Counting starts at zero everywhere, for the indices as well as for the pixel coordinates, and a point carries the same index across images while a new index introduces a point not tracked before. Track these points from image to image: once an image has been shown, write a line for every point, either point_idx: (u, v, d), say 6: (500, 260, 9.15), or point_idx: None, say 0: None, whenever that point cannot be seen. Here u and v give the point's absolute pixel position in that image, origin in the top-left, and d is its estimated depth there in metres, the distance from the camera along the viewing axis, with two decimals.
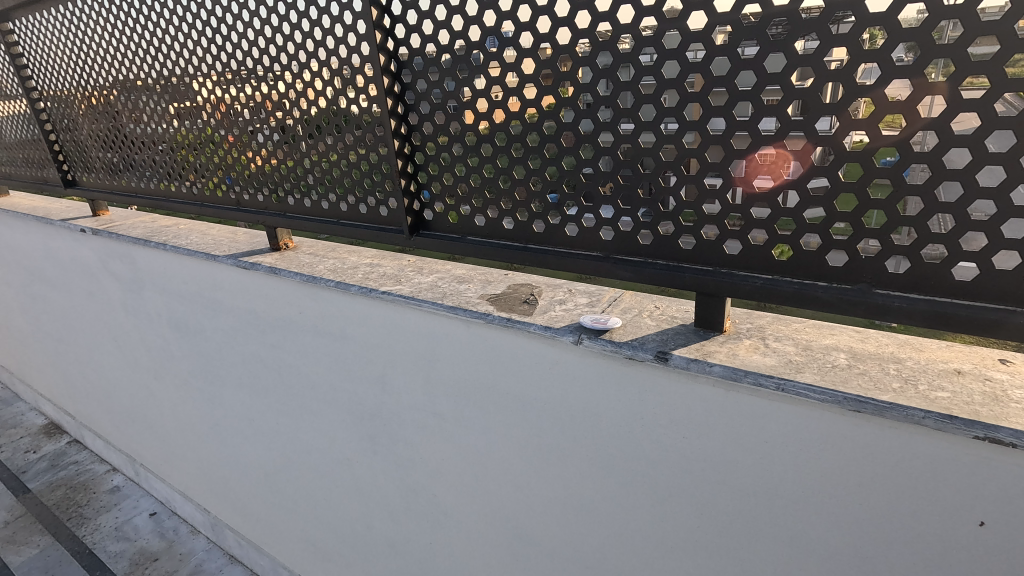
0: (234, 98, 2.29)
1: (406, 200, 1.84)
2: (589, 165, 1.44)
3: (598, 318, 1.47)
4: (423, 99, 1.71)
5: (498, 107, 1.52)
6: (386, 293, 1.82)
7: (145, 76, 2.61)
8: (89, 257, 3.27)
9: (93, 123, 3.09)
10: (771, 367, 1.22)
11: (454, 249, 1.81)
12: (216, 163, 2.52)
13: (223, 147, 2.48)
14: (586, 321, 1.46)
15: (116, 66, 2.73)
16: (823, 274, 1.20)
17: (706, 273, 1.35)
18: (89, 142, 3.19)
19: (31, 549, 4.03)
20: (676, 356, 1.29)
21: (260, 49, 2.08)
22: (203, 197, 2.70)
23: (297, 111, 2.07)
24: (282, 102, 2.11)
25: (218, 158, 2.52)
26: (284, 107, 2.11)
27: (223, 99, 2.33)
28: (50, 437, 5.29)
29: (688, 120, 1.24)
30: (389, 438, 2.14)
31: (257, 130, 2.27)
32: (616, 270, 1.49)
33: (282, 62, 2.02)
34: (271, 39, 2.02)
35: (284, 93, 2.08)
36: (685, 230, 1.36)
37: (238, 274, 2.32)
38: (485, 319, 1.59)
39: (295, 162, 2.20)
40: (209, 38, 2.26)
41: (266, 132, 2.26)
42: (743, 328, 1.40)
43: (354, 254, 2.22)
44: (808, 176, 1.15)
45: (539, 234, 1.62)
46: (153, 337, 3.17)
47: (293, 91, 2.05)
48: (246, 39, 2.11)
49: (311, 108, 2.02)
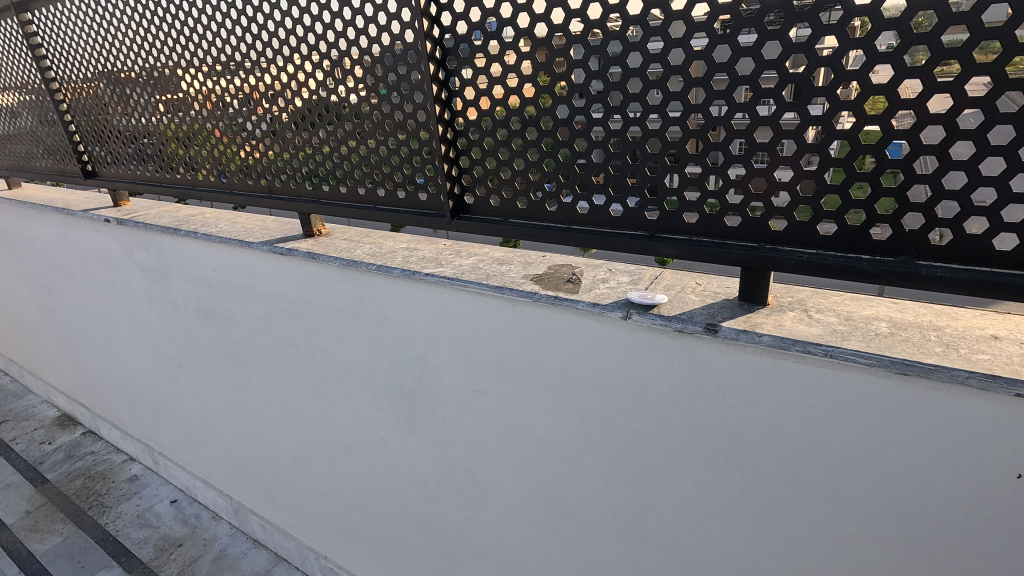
0: (225, 91, 2.43)
1: (448, 184, 1.89)
2: (636, 149, 1.49)
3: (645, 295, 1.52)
4: (468, 85, 1.75)
5: (545, 92, 1.56)
6: (429, 275, 1.87)
7: (159, 69, 2.64)
8: (112, 246, 3.29)
9: (82, 114, 3.28)
10: (819, 336, 1.28)
11: (496, 232, 1.87)
12: (206, 155, 2.68)
13: (212, 139, 2.63)
14: (633, 298, 1.51)
15: (125, 61, 2.80)
16: (867, 248, 1.27)
17: (751, 249, 1.41)
18: (88, 134, 3.32)
19: (54, 538, 4.07)
20: (725, 328, 1.36)
21: (280, 40, 2.12)
22: (192, 182, 2.86)
23: (287, 104, 2.23)
24: (298, 92, 2.17)
25: (208, 151, 2.68)
26: (270, 98, 2.27)
27: (210, 90, 2.49)
28: (65, 429, 5.33)
29: (738, 102, 1.30)
30: (428, 417, 2.20)
31: (246, 121, 2.42)
32: (660, 248, 1.54)
33: (303, 52, 2.07)
34: (292, 30, 2.06)
35: (277, 85, 2.23)
36: (731, 209, 1.42)
37: (273, 260, 2.37)
38: (531, 297, 1.65)
39: (317, 149, 2.24)
40: (225, 35, 2.30)
41: (254, 123, 2.40)
42: (785, 302, 1.46)
43: (389, 239, 2.27)
44: (856, 154, 1.20)
45: (583, 215, 1.68)
46: (179, 324, 3.22)
47: (313, 79, 2.09)
48: (266, 29, 2.15)
49: (338, 104, 2.06)
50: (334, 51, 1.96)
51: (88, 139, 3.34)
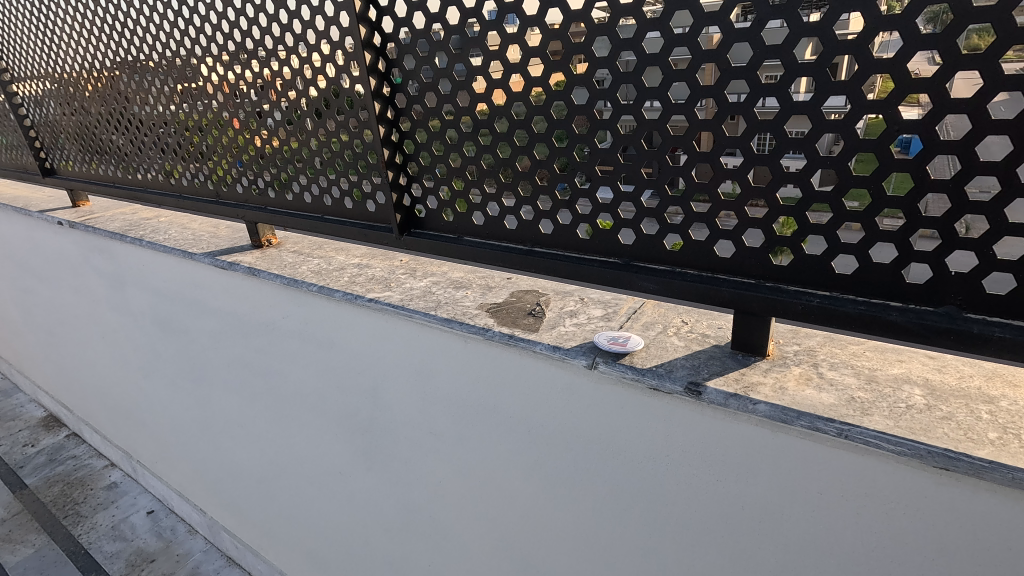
0: (166, 85, 2.18)
1: (394, 194, 1.59)
2: (606, 158, 1.20)
3: (617, 337, 1.25)
4: (411, 78, 1.45)
5: (499, 87, 1.27)
6: (373, 300, 1.60)
7: (105, 67, 2.44)
8: (70, 250, 3.08)
9: (35, 108, 3.06)
10: (829, 406, 0.99)
11: (450, 251, 1.57)
12: (214, 150, 2.16)
13: (222, 132, 2.10)
14: (602, 343, 1.23)
15: (74, 55, 2.58)
16: (898, 293, 0.96)
17: (748, 287, 1.10)
18: (46, 129, 3.08)
19: (26, 549, 3.93)
20: (711, 389, 1.07)
21: (215, 27, 1.87)
22: (144, 183, 2.63)
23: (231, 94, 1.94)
24: (235, 88, 1.92)
25: (216, 145, 2.15)
26: (209, 92, 2.02)
27: (168, 83, 2.16)
28: (49, 431, 5.18)
29: (730, 101, 1.00)
30: (383, 455, 1.94)
31: (258, 111, 1.89)
32: (637, 279, 1.25)
33: (238, 41, 1.82)
34: (226, 15, 1.81)
35: (215, 77, 1.98)
36: (723, 236, 1.11)
37: (217, 274, 2.12)
38: (484, 335, 1.38)
39: (259, 152, 1.99)
40: (160, 27, 2.06)
41: (268, 113, 1.87)
42: (789, 351, 1.16)
43: (342, 252, 2.00)
44: (886, 171, 0.90)
45: (547, 236, 1.38)
46: (139, 334, 3.00)
47: (250, 72, 1.84)
48: (201, 15, 1.89)
49: (277, 103, 1.80)
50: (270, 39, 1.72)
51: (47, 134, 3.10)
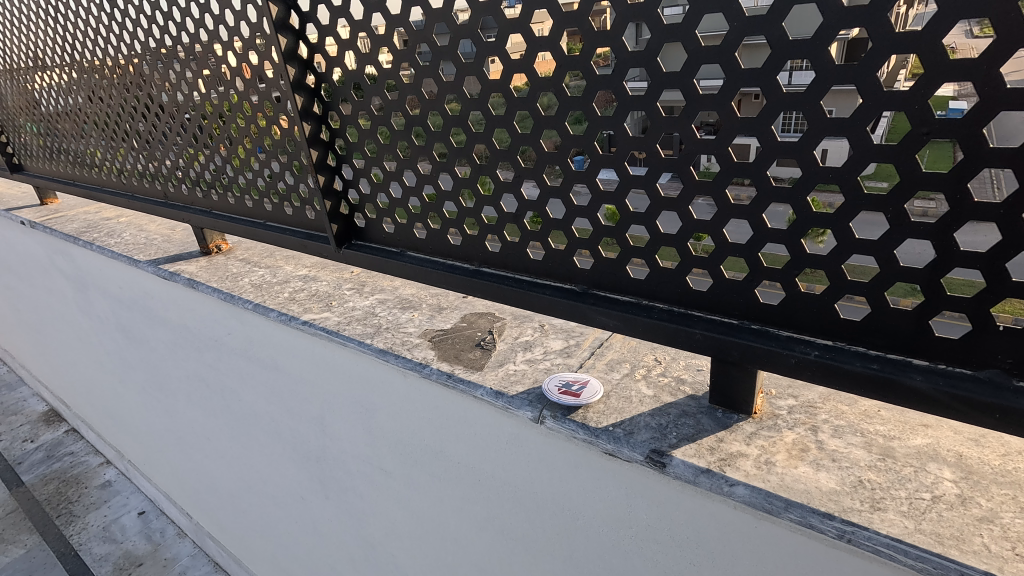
0: (103, 76, 1.99)
1: (328, 201, 1.37)
2: (555, 163, 0.97)
3: (570, 381, 1.04)
4: (336, 65, 1.21)
5: (430, 76, 1.04)
6: (307, 323, 1.40)
7: (46, 61, 2.27)
8: (37, 251, 2.94)
9: None
10: (828, 494, 0.76)
11: (390, 268, 1.34)
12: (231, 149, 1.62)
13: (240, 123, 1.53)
14: (551, 391, 1.02)
15: (21, 47, 2.41)
16: (922, 351, 0.72)
17: (726, 331, 0.86)
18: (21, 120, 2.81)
19: (17, 550, 3.90)
20: (677, 461, 0.84)
21: (136, 9, 1.65)
22: (100, 181, 2.46)
23: (160, 86, 1.73)
24: (161, 79, 1.71)
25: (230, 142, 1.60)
26: (140, 83, 1.81)
27: (105, 74, 1.96)
28: (49, 426, 5.11)
29: (701, 93, 0.76)
30: (339, 486, 1.76)
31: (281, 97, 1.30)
32: (594, 314, 1.01)
33: (160, 24, 1.60)
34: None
35: (142, 65, 1.76)
36: (696, 265, 0.88)
37: (162, 284, 1.94)
38: (420, 372, 1.16)
39: (194, 150, 1.79)
40: (90, 16, 1.87)
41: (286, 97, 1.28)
42: (782, 406, 0.93)
43: (292, 261, 1.80)
44: (909, 188, 0.65)
45: (494, 254, 1.15)
46: (107, 339, 2.85)
47: (173, 60, 1.62)
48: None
49: (203, 101, 1.60)
50: (188, 20, 1.49)
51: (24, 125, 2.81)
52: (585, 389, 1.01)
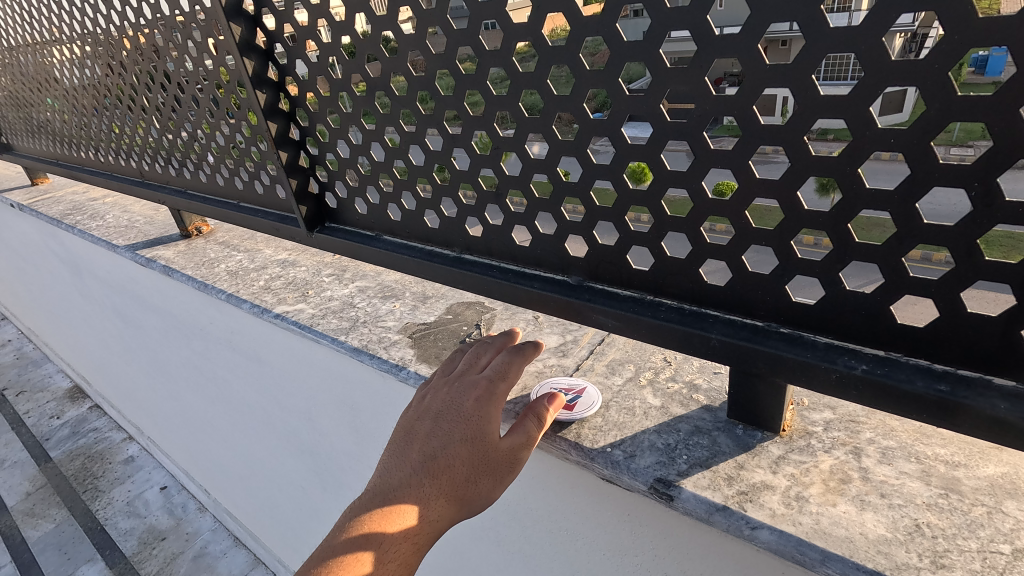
0: (71, 46, 1.85)
1: (294, 181, 1.21)
2: (538, 131, 0.79)
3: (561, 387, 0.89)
4: (286, 21, 1.02)
5: (387, 27, 0.86)
6: (280, 317, 1.26)
7: (18, 32, 2.14)
8: (32, 233, 2.87)
9: None
10: (876, 545, 0.61)
11: (364, 254, 1.19)
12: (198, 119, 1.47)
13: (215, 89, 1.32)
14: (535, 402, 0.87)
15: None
16: (1011, 370, 0.54)
17: (750, 337, 0.70)
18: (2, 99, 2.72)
19: (48, 524, 4.02)
20: (688, 494, 0.69)
21: None
22: (81, 160, 2.35)
23: (125, 54, 1.59)
24: (126, 48, 1.58)
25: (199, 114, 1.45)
26: (106, 52, 1.67)
27: (72, 42, 1.82)
28: (74, 402, 5.17)
29: (716, 35, 0.58)
30: (334, 480, 1.67)
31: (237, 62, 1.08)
32: (590, 312, 0.85)
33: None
34: None
35: (104, 32, 1.62)
36: (713, 254, 0.71)
37: (142, 270, 1.83)
38: (397, 376, 1.02)
39: (163, 125, 1.65)
40: None
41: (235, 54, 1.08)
42: (817, 422, 0.77)
43: (273, 244, 1.67)
44: (1009, 155, 0.47)
45: (476, 240, 0.99)
46: (107, 321, 2.80)
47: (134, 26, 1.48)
48: None
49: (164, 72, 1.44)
50: None
51: (6, 104, 2.72)
52: (579, 396, 0.87)
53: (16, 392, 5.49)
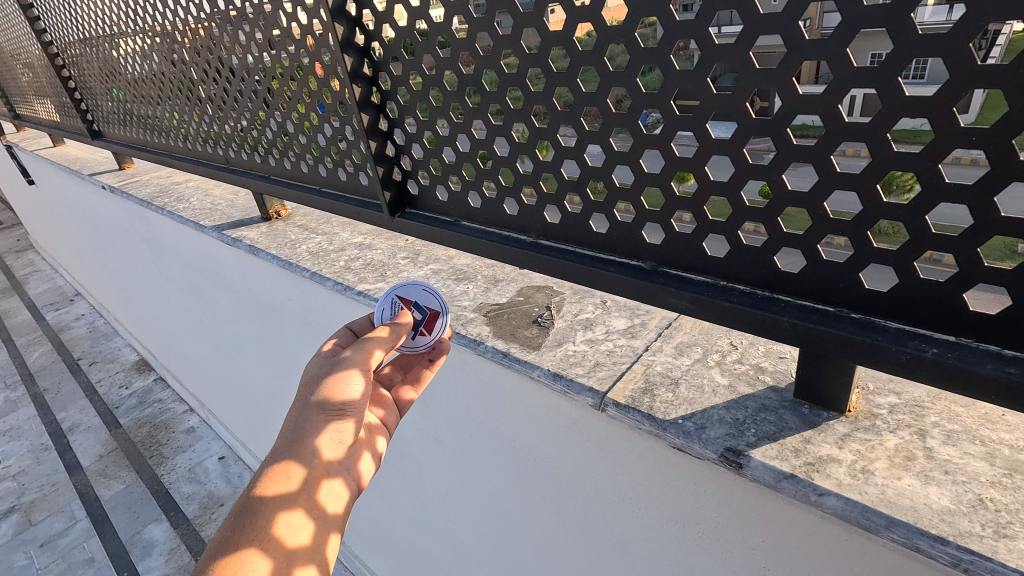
0: (168, 42, 2.02)
1: (381, 168, 1.32)
2: (624, 125, 0.86)
3: (396, 309, 1.05)
4: (385, 21, 1.11)
5: (483, 28, 0.94)
6: (362, 294, 1.37)
7: (117, 28, 2.32)
8: (118, 213, 3.11)
9: (77, 69, 3.04)
10: (940, 514, 0.65)
11: (443, 238, 1.28)
12: (287, 114, 1.59)
13: (306, 86, 1.43)
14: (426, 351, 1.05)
15: (92, 20, 2.54)
16: None
17: (822, 320, 0.75)
18: (98, 88, 2.95)
19: (118, 485, 4.33)
20: (757, 462, 0.75)
21: None
22: (168, 147, 2.54)
23: (219, 52, 1.73)
24: (220, 46, 1.71)
25: (288, 111, 1.57)
26: (200, 48, 1.82)
27: (169, 38, 1.98)
28: (141, 374, 5.53)
29: (807, 39, 0.63)
30: (396, 451, 1.78)
31: (337, 58, 1.18)
32: (664, 294, 0.91)
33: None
34: None
35: (201, 30, 1.76)
36: (788, 243, 0.76)
37: (226, 249, 1.98)
38: (476, 349, 1.10)
39: (253, 115, 1.78)
40: None
41: (337, 52, 1.18)
42: (882, 404, 0.81)
43: (348, 228, 1.79)
44: None
45: (554, 226, 1.06)
46: (182, 297, 3.01)
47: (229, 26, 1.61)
48: None
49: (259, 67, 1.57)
50: None
51: (101, 94, 2.95)
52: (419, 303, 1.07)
53: (89, 361, 5.89)
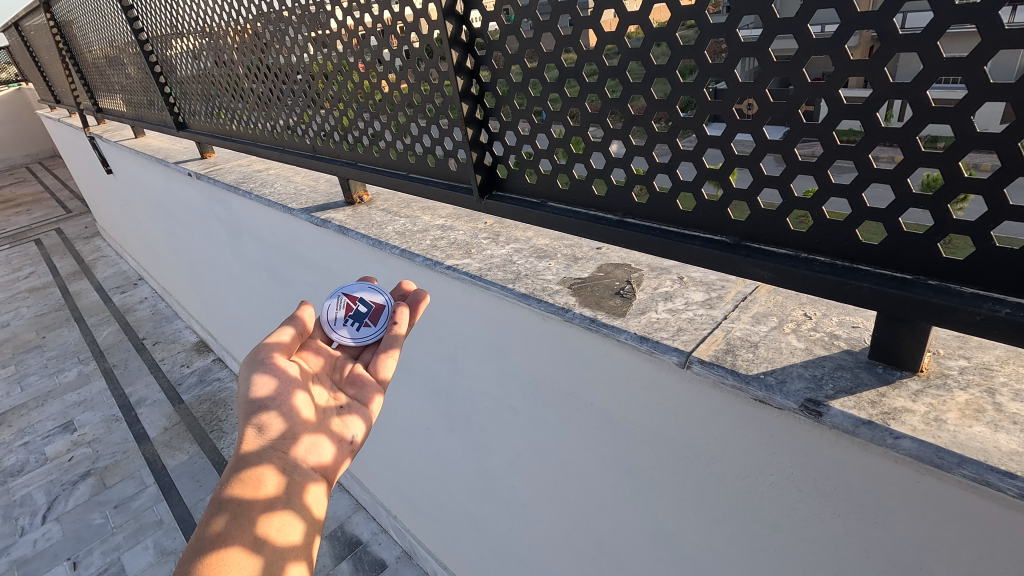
0: (263, 40, 2.20)
1: (474, 153, 1.45)
2: (717, 111, 0.97)
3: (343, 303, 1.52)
4: (491, 19, 1.24)
5: (589, 26, 1.06)
6: (451, 268, 1.50)
7: (211, 28, 2.53)
8: (200, 198, 3.35)
9: (168, 64, 3.30)
10: (1009, 454, 0.73)
11: (530, 217, 1.41)
12: (380, 106, 1.74)
13: (405, 79, 1.58)
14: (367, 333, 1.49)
15: (187, 20, 2.76)
16: None
17: (900, 286, 0.84)
18: (186, 82, 3.20)
19: (182, 455, 4.63)
20: (836, 411, 0.85)
21: None
22: (254, 136, 2.75)
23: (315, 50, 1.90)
24: (316, 44, 1.88)
25: (382, 103, 1.73)
26: (297, 46, 1.99)
27: (264, 36, 2.17)
28: (201, 354, 5.85)
29: (901, 34, 0.72)
30: (466, 420, 1.92)
31: (446, 53, 1.33)
32: (747, 265, 1.01)
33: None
34: None
35: (297, 29, 1.93)
36: (870, 216, 0.85)
37: (313, 229, 2.16)
38: (564, 316, 1.22)
39: (344, 106, 1.95)
40: None
41: (446, 47, 1.32)
42: (952, 366, 0.90)
43: (429, 212, 1.94)
44: None
45: (641, 205, 1.18)
46: (255, 278, 3.23)
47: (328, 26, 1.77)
48: None
49: (357, 63, 1.73)
50: None
51: (189, 87, 3.19)
52: (365, 298, 1.52)
53: (153, 341, 6.27)
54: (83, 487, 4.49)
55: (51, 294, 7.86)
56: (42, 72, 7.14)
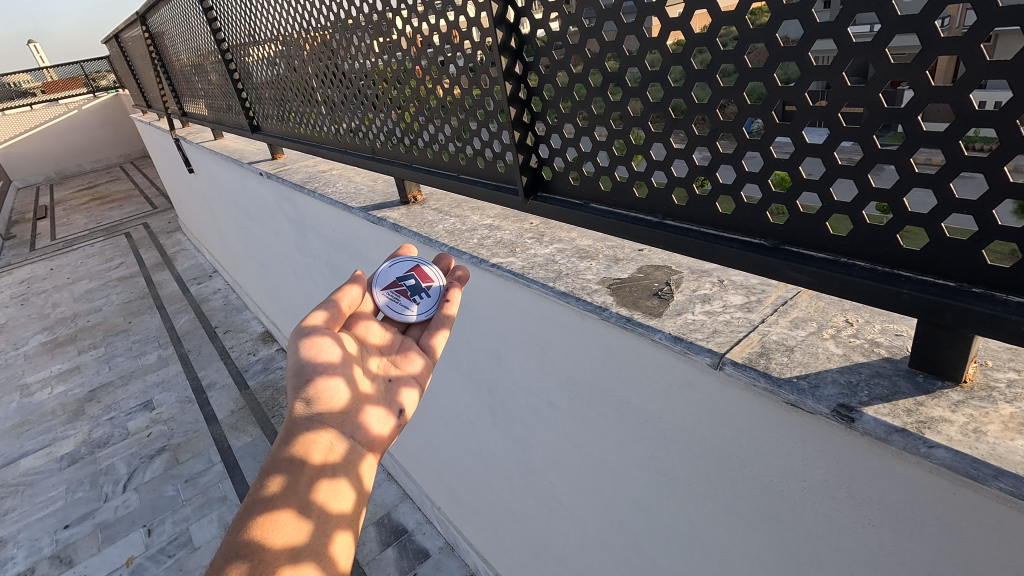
0: (331, 47, 2.34)
1: (520, 156, 1.51)
2: (756, 115, 0.97)
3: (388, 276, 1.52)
4: (539, 26, 1.29)
5: (631, 32, 1.08)
6: (495, 265, 1.56)
7: (286, 37, 2.72)
8: (270, 195, 3.58)
9: (246, 71, 3.55)
10: None
11: (573, 218, 1.45)
12: (435, 109, 1.83)
13: (459, 84, 1.65)
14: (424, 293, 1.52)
15: (263, 30, 2.97)
16: None
17: (943, 293, 0.82)
18: (262, 88, 3.43)
19: (246, 437, 4.93)
20: (868, 417, 0.84)
21: None
22: (320, 139, 2.92)
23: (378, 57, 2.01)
24: (378, 51, 1.99)
25: (437, 106, 1.81)
26: (362, 53, 2.11)
27: (332, 44, 2.31)
28: (267, 344, 6.21)
29: (942, 37, 0.71)
30: (508, 414, 1.97)
31: (498, 58, 1.38)
32: (786, 269, 1.01)
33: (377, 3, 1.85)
34: None
35: (363, 38, 2.05)
36: (912, 222, 0.83)
37: (370, 226, 2.28)
38: (600, 315, 1.25)
39: (402, 110, 2.05)
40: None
41: (497, 54, 1.38)
42: (999, 379, 0.87)
43: (478, 212, 2.01)
44: None
45: (680, 207, 1.19)
46: (317, 271, 3.41)
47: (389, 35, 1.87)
48: None
49: (415, 68, 1.82)
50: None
51: (264, 93, 3.43)
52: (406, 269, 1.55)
53: (224, 329, 6.70)
54: (158, 461, 4.87)
55: (138, 283, 8.54)
56: (138, 80, 7.79)
